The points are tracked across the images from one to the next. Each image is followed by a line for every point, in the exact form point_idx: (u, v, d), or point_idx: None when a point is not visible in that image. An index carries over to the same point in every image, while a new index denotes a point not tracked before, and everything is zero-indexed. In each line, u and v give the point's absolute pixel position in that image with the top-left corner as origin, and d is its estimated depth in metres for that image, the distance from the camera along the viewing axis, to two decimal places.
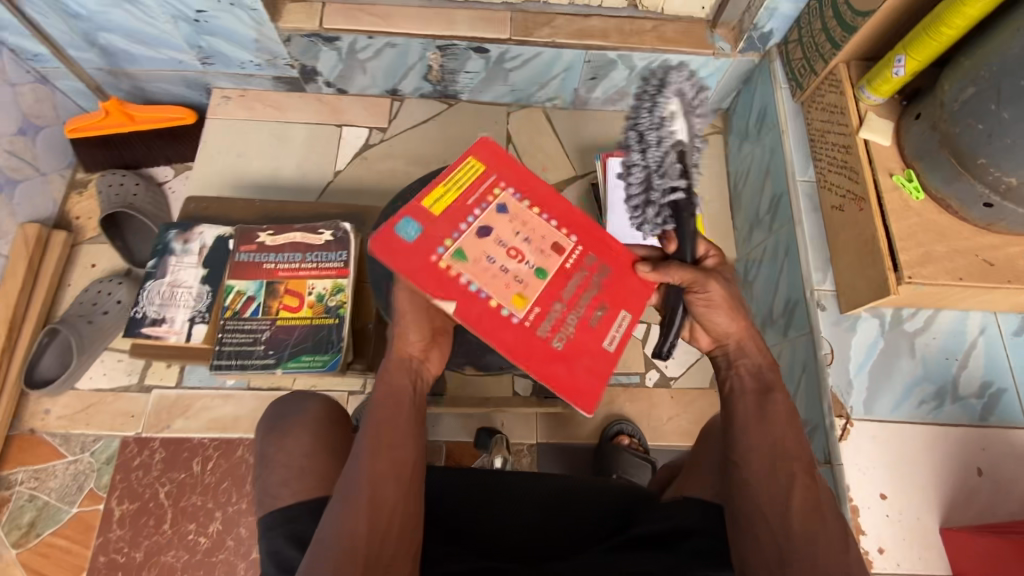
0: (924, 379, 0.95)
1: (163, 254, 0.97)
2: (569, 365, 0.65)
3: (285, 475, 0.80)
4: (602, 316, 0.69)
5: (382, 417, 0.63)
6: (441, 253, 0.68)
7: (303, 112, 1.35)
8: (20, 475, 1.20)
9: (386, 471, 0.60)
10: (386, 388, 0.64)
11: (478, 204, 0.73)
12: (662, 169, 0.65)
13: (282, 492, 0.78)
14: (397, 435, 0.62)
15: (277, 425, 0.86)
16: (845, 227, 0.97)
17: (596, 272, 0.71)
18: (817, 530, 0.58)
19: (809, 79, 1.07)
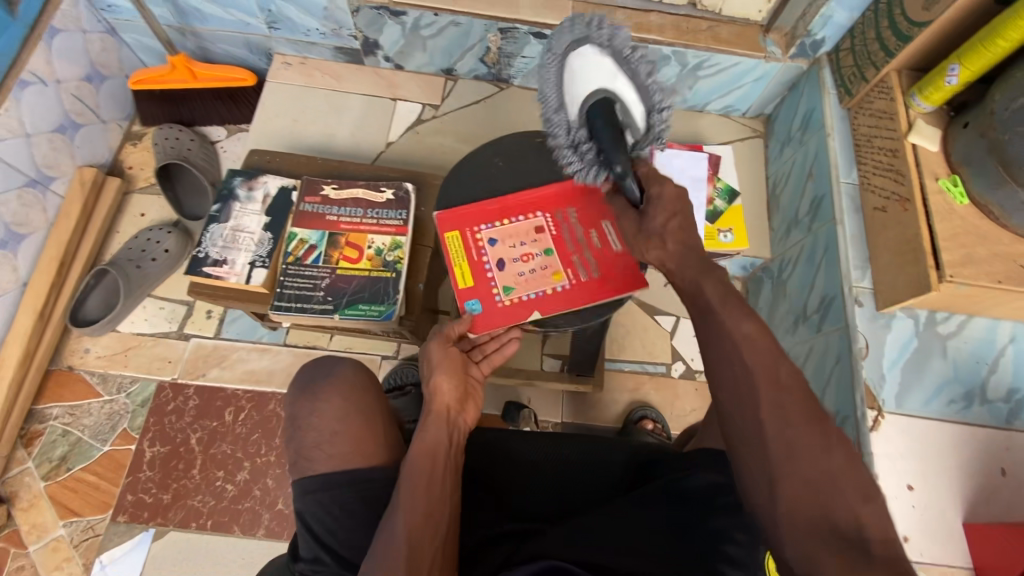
0: (954, 380, 0.96)
1: (228, 200, 1.00)
2: (619, 276, 0.79)
3: (319, 438, 0.68)
4: (598, 235, 0.82)
5: (419, 470, 0.64)
6: (500, 298, 0.79)
7: (359, 84, 1.39)
8: (55, 410, 1.23)
9: (422, 520, 0.61)
10: (421, 445, 0.67)
11: (477, 242, 0.82)
12: (579, 137, 0.71)
13: (317, 456, 0.67)
14: (432, 487, 0.63)
15: (308, 382, 0.72)
16: (887, 226, 1.00)
17: (570, 214, 0.84)
18: (802, 443, 0.51)
19: (859, 86, 1.12)
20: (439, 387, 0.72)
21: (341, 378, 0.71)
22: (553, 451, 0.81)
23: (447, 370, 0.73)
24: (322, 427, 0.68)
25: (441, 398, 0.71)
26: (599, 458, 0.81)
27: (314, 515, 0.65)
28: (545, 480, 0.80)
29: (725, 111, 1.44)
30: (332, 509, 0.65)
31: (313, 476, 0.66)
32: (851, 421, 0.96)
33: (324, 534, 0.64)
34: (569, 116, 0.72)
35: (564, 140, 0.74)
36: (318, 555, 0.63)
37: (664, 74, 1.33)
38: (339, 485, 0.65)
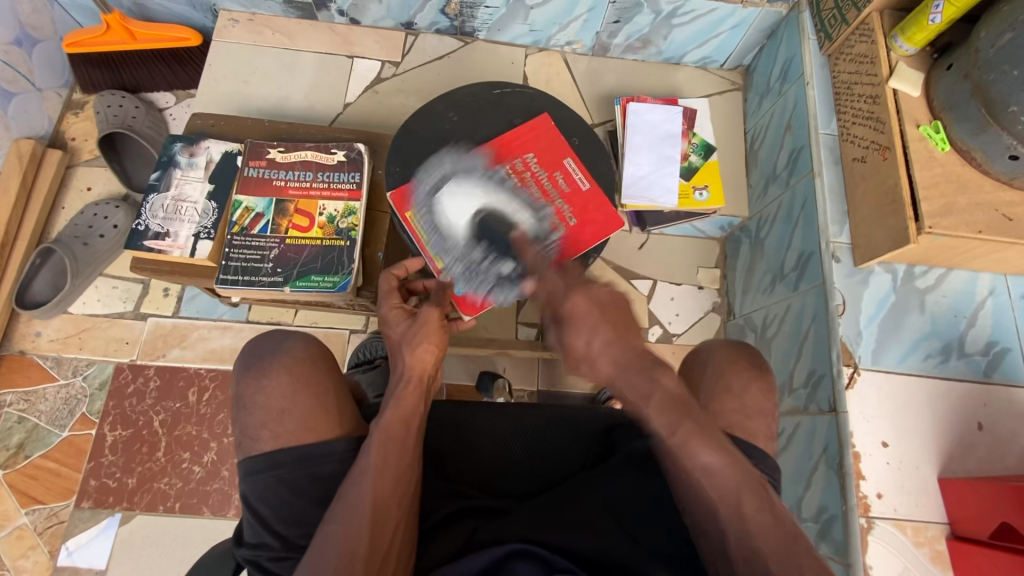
0: (931, 334, 0.94)
1: (168, 167, 0.93)
2: (596, 217, 0.78)
3: (265, 417, 0.62)
4: (562, 177, 0.80)
5: (390, 437, 0.60)
6: (486, 268, 0.75)
7: (313, 41, 1.30)
8: (8, 396, 1.17)
9: (391, 491, 0.57)
10: (394, 413, 0.62)
11: (443, 215, 0.76)
12: (475, 260, 0.74)
13: (263, 436, 0.61)
14: (404, 456, 0.59)
15: (253, 359, 0.65)
16: (866, 177, 0.96)
17: (529, 160, 0.80)
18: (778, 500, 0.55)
19: (839, 29, 1.05)
20: (420, 354, 0.66)
21: (287, 354, 0.65)
22: (519, 420, 0.77)
23: (429, 336, 0.67)
24: (268, 406, 0.62)
25: (421, 366, 0.65)
26: (568, 429, 0.77)
27: (259, 497, 0.60)
28: (510, 451, 0.76)
29: (702, 63, 1.37)
30: (280, 490, 0.60)
31: (258, 455, 0.61)
32: (827, 379, 0.94)
33: (270, 517, 0.60)
34: (454, 239, 0.75)
35: (459, 266, 0.74)
36: (263, 538, 0.59)
37: (637, 23, 1.25)
38: (286, 465, 0.60)
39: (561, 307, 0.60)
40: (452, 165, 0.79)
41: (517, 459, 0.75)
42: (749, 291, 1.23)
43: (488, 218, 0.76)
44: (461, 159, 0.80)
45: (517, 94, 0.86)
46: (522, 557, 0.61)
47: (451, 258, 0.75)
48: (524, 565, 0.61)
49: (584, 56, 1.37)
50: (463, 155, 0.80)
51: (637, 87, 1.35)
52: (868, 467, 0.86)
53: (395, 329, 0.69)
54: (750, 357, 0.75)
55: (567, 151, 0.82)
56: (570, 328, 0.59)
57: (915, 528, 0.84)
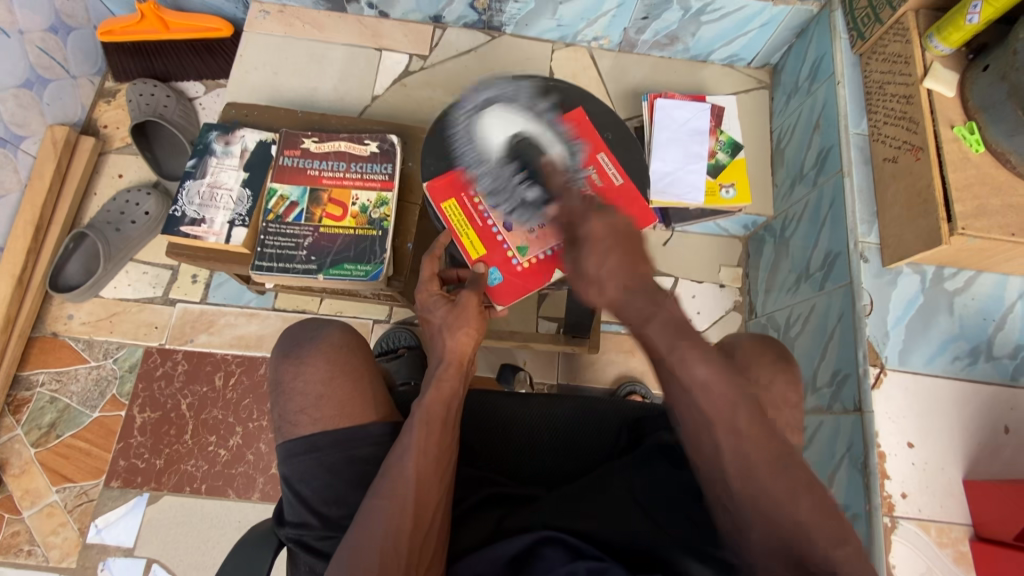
0: (959, 336, 0.94)
1: (204, 155, 0.95)
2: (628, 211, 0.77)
3: (304, 402, 0.63)
4: (596, 171, 0.79)
5: (432, 416, 0.61)
6: (517, 260, 0.75)
7: (342, 33, 1.31)
8: (41, 376, 1.20)
9: (433, 468, 0.59)
10: (437, 393, 0.63)
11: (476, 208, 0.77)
12: (506, 176, 0.76)
13: (302, 421, 0.63)
14: (444, 437, 0.61)
15: (291, 344, 0.66)
16: (898, 177, 0.95)
17: (563, 154, 0.79)
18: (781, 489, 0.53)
19: (872, 29, 1.05)
20: (460, 338, 0.67)
21: (324, 339, 0.66)
22: (547, 411, 0.78)
23: (469, 321, 0.68)
24: (307, 390, 0.63)
25: (461, 351, 0.67)
26: (595, 421, 0.78)
27: (300, 479, 0.61)
28: (537, 441, 0.77)
29: (728, 61, 1.37)
30: (319, 472, 0.61)
31: (297, 439, 0.62)
32: (852, 379, 0.94)
33: (311, 497, 0.61)
34: (489, 157, 0.77)
35: (486, 183, 0.77)
36: (305, 518, 0.61)
37: (665, 19, 1.25)
38: (325, 448, 0.62)
39: (579, 230, 0.63)
40: (493, 90, 0.81)
41: (544, 449, 0.77)
42: (772, 290, 1.23)
43: (521, 142, 0.77)
44: (502, 88, 0.82)
45: (550, 89, 0.87)
46: (553, 543, 0.62)
47: (494, 179, 0.77)
48: (553, 551, 0.61)
49: (611, 52, 1.37)
50: (498, 147, 0.80)
51: (662, 84, 1.35)
52: (893, 468, 0.87)
53: (435, 313, 0.70)
54: (777, 352, 0.75)
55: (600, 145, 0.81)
56: (586, 253, 0.60)
57: (939, 529, 0.85)
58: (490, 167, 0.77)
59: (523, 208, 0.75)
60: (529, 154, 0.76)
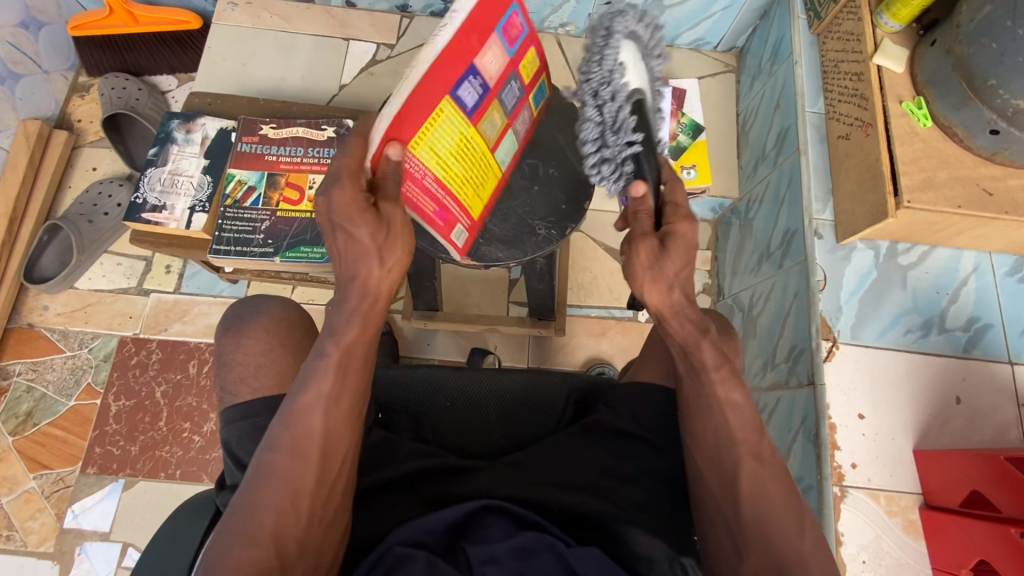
0: (912, 310, 0.95)
1: (165, 143, 0.97)
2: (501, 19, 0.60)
3: (243, 372, 0.64)
4: None
5: (340, 364, 0.56)
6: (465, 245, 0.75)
7: (309, 23, 1.32)
8: (18, 366, 1.22)
9: (343, 419, 0.56)
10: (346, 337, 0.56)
11: (439, 206, 0.65)
12: (602, 135, 0.62)
13: (242, 390, 0.64)
14: (355, 385, 0.57)
15: (234, 317, 0.68)
16: (850, 154, 0.96)
17: None
18: (764, 512, 0.57)
19: (828, 8, 1.06)
20: (379, 271, 0.56)
21: (264, 314, 0.67)
22: (497, 384, 0.80)
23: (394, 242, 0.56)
24: (246, 362, 0.65)
25: (378, 286, 0.56)
26: (545, 396, 0.79)
27: (238, 443, 0.61)
28: (486, 414, 0.78)
29: (695, 45, 1.38)
30: (257, 437, 0.61)
31: (235, 406, 0.63)
32: (806, 353, 0.95)
33: (248, 460, 0.60)
34: (617, 88, 0.60)
35: (593, 137, 0.63)
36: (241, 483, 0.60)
37: None
38: (261, 413, 0.62)
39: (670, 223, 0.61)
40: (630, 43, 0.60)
41: (493, 421, 0.78)
42: (737, 271, 1.24)
43: (644, 100, 0.60)
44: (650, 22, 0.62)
45: None
46: (491, 513, 0.64)
47: (606, 96, 0.60)
48: (496, 521, 0.64)
49: (578, 38, 1.38)
50: None
51: None
52: (843, 439, 0.88)
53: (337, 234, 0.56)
54: (718, 325, 0.77)
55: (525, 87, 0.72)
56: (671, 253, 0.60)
57: (888, 498, 0.86)
58: (612, 105, 0.60)
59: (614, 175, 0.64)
60: (644, 105, 0.60)
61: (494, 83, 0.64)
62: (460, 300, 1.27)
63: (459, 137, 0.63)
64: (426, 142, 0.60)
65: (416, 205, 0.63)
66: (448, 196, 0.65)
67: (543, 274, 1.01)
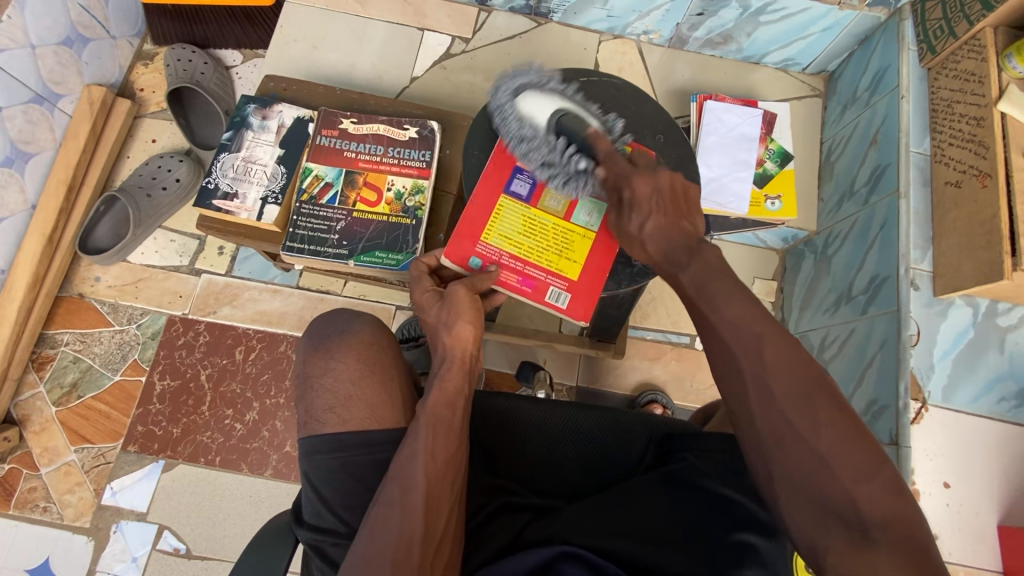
0: (1008, 376, 0.89)
1: (240, 128, 0.93)
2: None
3: (333, 401, 0.65)
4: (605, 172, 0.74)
5: (438, 416, 0.60)
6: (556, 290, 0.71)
7: (384, 9, 1.28)
8: (66, 336, 1.21)
9: (442, 470, 0.57)
10: (440, 393, 0.61)
11: (523, 275, 0.70)
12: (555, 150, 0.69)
13: (330, 420, 0.64)
14: (452, 438, 0.59)
15: (321, 338, 0.68)
16: (959, 204, 0.90)
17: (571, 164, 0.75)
18: None
19: (945, 42, 0.99)
20: (458, 332, 0.64)
21: (354, 335, 0.67)
22: (572, 417, 0.77)
23: (464, 315, 0.65)
24: (336, 389, 0.65)
25: (462, 344, 0.64)
26: (622, 435, 0.76)
27: (323, 479, 0.63)
28: (562, 451, 0.75)
29: (783, 65, 1.31)
30: (342, 475, 0.62)
31: (323, 437, 0.64)
32: (890, 411, 0.90)
33: (333, 500, 0.62)
34: (535, 129, 0.70)
35: (537, 157, 0.71)
36: (323, 518, 0.62)
37: (721, 17, 1.20)
38: (353, 449, 0.63)
39: (622, 192, 0.64)
40: (519, 77, 0.74)
41: (570, 461, 0.75)
42: (807, 309, 1.19)
43: (565, 118, 0.68)
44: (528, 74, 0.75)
45: (604, 83, 0.84)
46: (569, 559, 0.60)
47: (555, 150, 0.69)
48: (571, 567, 0.59)
49: (660, 48, 1.32)
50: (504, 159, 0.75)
51: (710, 84, 1.30)
52: (926, 508, 0.83)
53: (429, 312, 0.68)
54: None
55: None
56: (628, 207, 0.63)
57: (968, 574, 0.82)
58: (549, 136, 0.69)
59: (575, 180, 0.70)
60: (567, 123, 0.67)
61: None
62: (515, 311, 1.23)
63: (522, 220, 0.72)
64: (496, 230, 0.71)
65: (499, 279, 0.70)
66: (528, 265, 0.70)
67: (623, 302, 0.97)
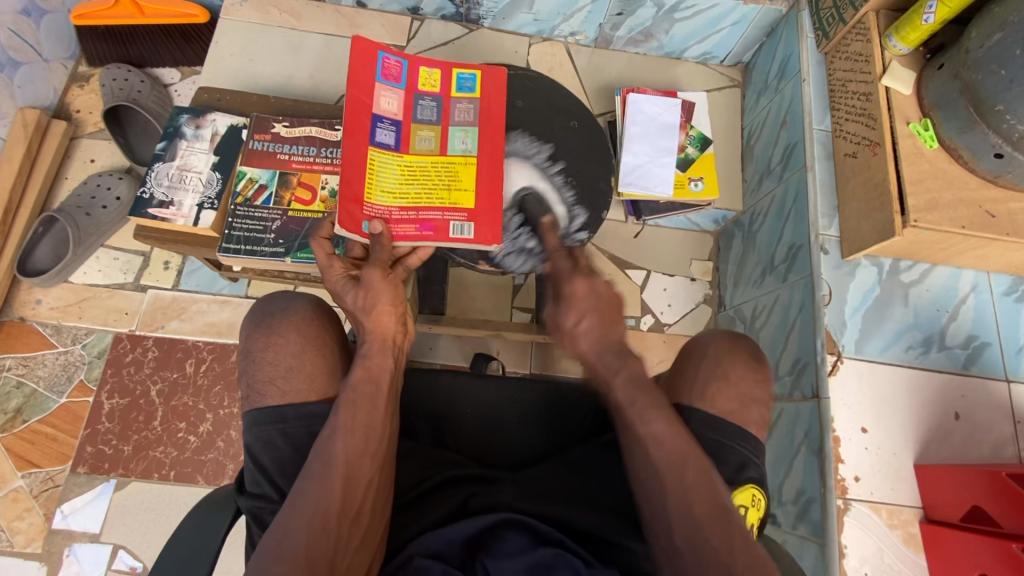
0: (913, 326, 0.96)
1: (173, 138, 0.95)
2: (373, 67, 0.78)
3: (274, 373, 0.67)
4: (457, 105, 0.82)
5: (360, 394, 0.62)
6: (456, 225, 0.75)
7: (319, 22, 1.32)
8: (8, 361, 1.19)
9: (362, 447, 0.59)
10: (364, 371, 0.64)
11: (420, 222, 0.74)
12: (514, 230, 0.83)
13: (271, 391, 0.66)
14: (373, 415, 0.62)
15: (263, 313, 0.70)
16: (857, 172, 0.98)
17: (428, 109, 0.80)
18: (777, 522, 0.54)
19: (836, 28, 1.08)
20: (378, 317, 0.67)
21: (294, 313, 0.69)
22: (516, 395, 0.80)
23: (381, 296, 0.67)
24: (276, 362, 0.67)
25: (381, 328, 0.66)
26: (565, 407, 0.80)
27: (263, 449, 0.65)
28: (503, 423, 0.79)
29: (702, 59, 1.39)
30: (284, 445, 0.65)
31: (265, 409, 0.66)
32: (811, 367, 0.96)
33: (272, 469, 0.64)
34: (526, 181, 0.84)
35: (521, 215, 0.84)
36: (263, 487, 0.64)
37: (639, 16, 1.28)
38: (292, 420, 0.65)
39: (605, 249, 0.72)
40: (521, 142, 0.86)
41: (511, 434, 0.78)
42: (739, 284, 1.26)
43: (530, 197, 0.84)
44: (528, 140, 0.86)
45: (520, 76, 0.90)
46: (515, 527, 0.64)
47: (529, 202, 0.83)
48: (516, 535, 0.63)
49: (588, 48, 1.39)
50: (375, 118, 0.77)
51: (636, 79, 1.38)
52: (847, 452, 0.89)
53: (345, 295, 0.68)
54: (733, 336, 0.77)
55: (447, 92, 0.82)
56: (564, 307, 0.66)
57: (889, 511, 0.88)
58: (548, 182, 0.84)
59: (518, 255, 0.83)
60: (530, 201, 0.83)
61: (400, 113, 0.79)
62: (465, 305, 1.26)
63: (399, 170, 0.77)
64: (376, 187, 0.74)
65: (400, 235, 0.73)
66: (421, 211, 0.74)
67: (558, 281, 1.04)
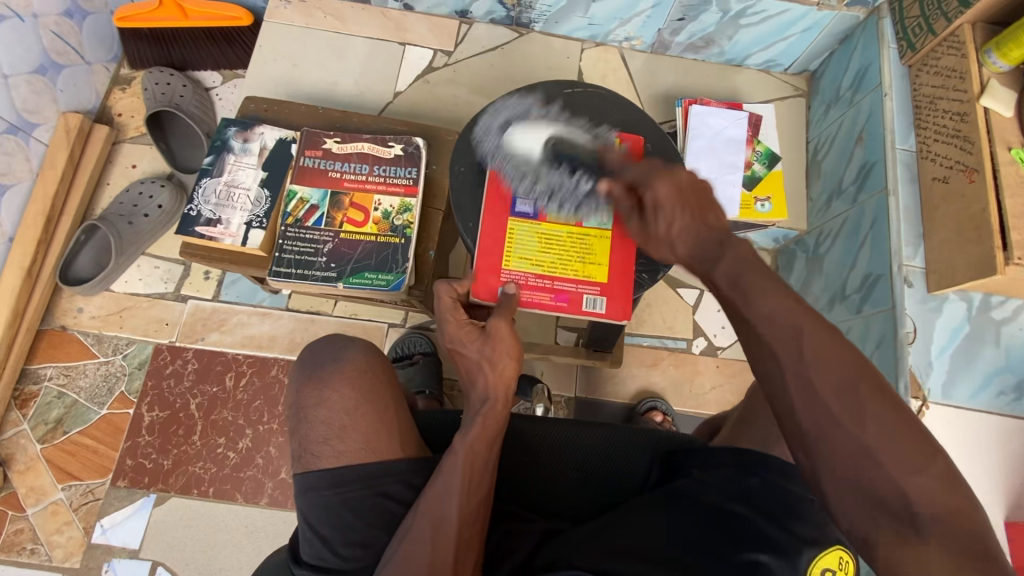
0: (1006, 369, 0.89)
1: (221, 152, 0.91)
2: (515, 141, 0.78)
3: (328, 433, 0.63)
4: (596, 171, 0.78)
5: (476, 453, 0.61)
6: (589, 300, 0.73)
7: (364, 25, 1.27)
8: (49, 371, 1.18)
9: (476, 512, 0.58)
10: (481, 431, 0.62)
11: (554, 292, 0.73)
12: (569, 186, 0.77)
13: (326, 453, 0.62)
14: (485, 476, 0.60)
15: (314, 367, 0.66)
16: (948, 200, 0.90)
17: (566, 173, 0.78)
18: None
19: (924, 40, 0.99)
20: (500, 370, 0.67)
21: (346, 365, 0.65)
22: (575, 440, 0.75)
23: (506, 351, 0.68)
24: (330, 420, 0.63)
25: (504, 385, 0.66)
26: (625, 453, 0.74)
27: (320, 517, 0.61)
28: (566, 473, 0.74)
29: (765, 66, 1.31)
30: (344, 513, 0.61)
31: (319, 472, 0.62)
32: None
33: (330, 537, 0.61)
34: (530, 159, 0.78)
35: (560, 200, 0.76)
36: (324, 560, 0.61)
37: (702, 21, 1.20)
38: (351, 484, 0.61)
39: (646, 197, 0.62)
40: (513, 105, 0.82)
41: (576, 482, 0.73)
42: None
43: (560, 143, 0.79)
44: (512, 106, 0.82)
45: (587, 93, 0.84)
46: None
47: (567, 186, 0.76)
48: None
49: (643, 54, 1.32)
50: (512, 186, 0.77)
51: (694, 88, 1.30)
52: None
53: (468, 348, 0.69)
54: None
55: (586, 158, 0.79)
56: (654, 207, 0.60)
57: None
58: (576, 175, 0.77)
59: (586, 203, 0.76)
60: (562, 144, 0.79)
61: (541, 182, 0.77)
62: None
63: (537, 238, 0.75)
64: (514, 255, 0.74)
65: (533, 301, 0.72)
66: (557, 281, 0.73)
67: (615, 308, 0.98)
